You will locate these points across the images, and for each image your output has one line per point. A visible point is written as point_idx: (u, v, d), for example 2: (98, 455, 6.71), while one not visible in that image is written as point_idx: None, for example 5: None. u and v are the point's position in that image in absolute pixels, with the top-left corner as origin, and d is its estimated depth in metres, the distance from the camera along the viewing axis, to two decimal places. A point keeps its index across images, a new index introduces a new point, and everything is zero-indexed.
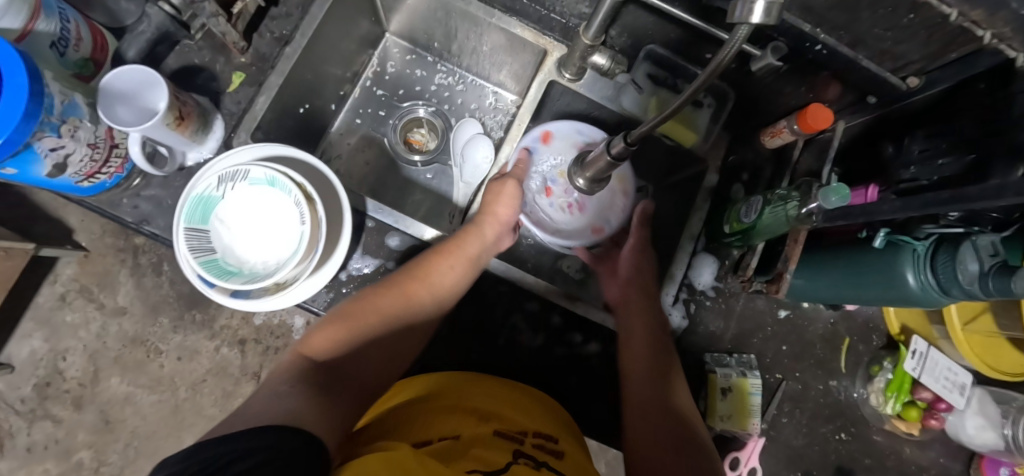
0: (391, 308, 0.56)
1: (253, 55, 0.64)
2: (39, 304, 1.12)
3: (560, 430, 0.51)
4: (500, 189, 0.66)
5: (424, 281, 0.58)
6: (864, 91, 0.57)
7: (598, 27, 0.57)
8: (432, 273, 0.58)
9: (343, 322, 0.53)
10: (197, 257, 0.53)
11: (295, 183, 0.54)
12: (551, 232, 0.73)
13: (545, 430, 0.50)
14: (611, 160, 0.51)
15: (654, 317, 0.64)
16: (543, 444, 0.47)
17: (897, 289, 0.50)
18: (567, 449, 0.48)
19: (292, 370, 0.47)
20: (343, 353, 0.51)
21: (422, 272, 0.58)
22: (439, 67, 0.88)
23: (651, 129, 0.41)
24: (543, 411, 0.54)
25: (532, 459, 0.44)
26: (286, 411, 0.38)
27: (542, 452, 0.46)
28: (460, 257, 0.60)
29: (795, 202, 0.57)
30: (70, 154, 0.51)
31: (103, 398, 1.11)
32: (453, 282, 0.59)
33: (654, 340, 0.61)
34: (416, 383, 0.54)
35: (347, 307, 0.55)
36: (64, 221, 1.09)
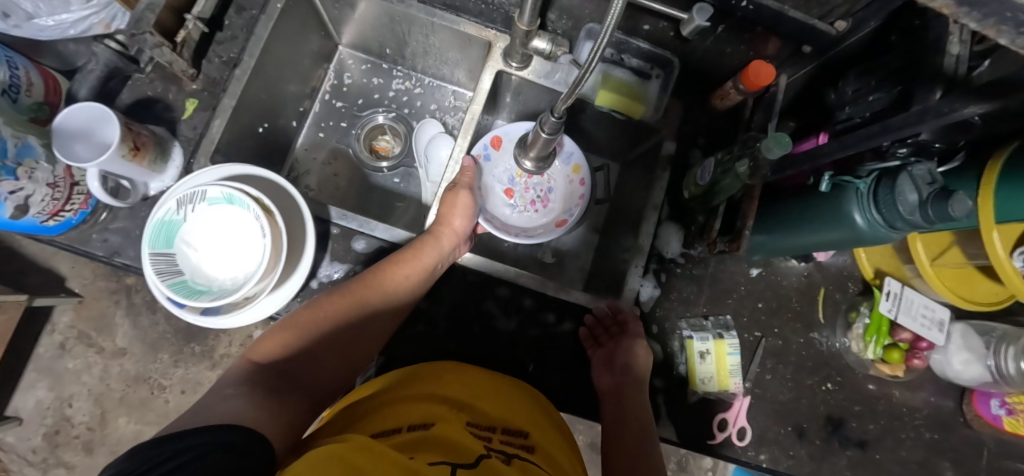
0: (346, 317, 0.57)
1: (204, 80, 0.66)
2: (39, 355, 1.13)
3: (534, 422, 0.52)
4: (454, 201, 0.67)
5: (378, 290, 0.58)
6: (798, 42, 0.58)
7: (531, 11, 0.59)
8: (386, 282, 0.59)
9: (295, 329, 0.54)
10: (165, 280, 0.54)
11: (252, 198, 0.54)
12: (518, 233, 0.74)
13: (518, 427, 0.50)
14: (546, 136, 0.53)
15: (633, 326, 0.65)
16: (515, 440, 0.47)
17: (848, 229, 0.50)
18: (538, 442, 0.49)
19: (240, 373, 0.49)
20: (291, 358, 0.53)
21: (376, 281, 0.59)
22: (396, 72, 0.89)
23: (571, 99, 0.43)
24: (523, 404, 0.54)
25: (503, 452, 0.44)
26: (239, 418, 0.41)
27: (514, 446, 0.46)
28: (415, 267, 0.61)
29: (744, 159, 0.57)
30: (31, 195, 0.53)
31: (113, 440, 1.13)
32: (407, 291, 0.60)
33: (625, 351, 0.63)
34: (397, 373, 0.55)
35: (299, 315, 0.56)
36: (56, 270, 1.11)
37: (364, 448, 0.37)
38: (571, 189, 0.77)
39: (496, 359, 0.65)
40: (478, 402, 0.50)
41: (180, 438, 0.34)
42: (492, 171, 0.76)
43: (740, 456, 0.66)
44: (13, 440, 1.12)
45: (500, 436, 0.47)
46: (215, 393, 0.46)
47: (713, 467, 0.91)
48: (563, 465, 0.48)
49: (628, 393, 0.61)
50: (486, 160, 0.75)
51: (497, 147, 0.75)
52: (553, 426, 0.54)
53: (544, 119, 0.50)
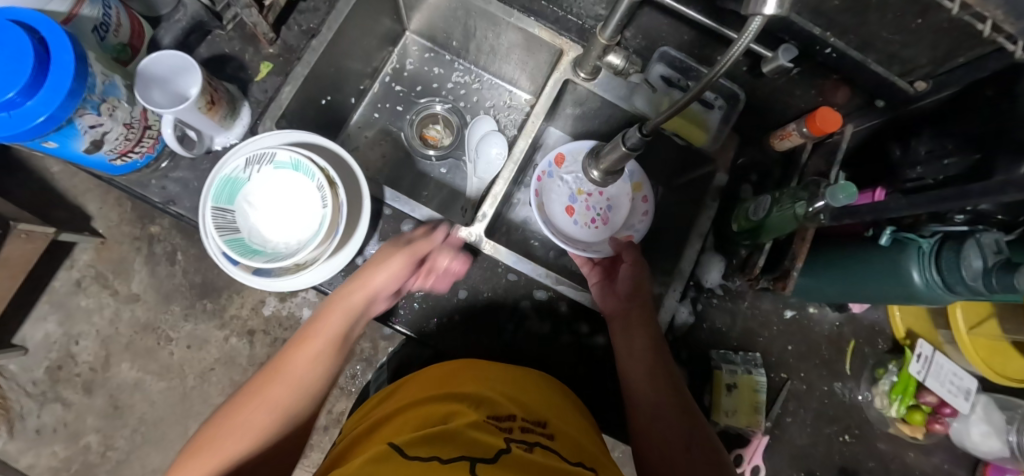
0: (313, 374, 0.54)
1: (280, 46, 0.67)
2: (56, 289, 1.18)
3: (554, 407, 0.52)
4: (383, 257, 0.58)
5: (292, 372, 0.53)
6: (872, 95, 0.60)
7: (614, 27, 0.59)
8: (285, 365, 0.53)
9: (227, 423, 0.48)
10: (222, 235, 0.55)
11: (318, 168, 0.56)
12: (587, 249, 0.73)
13: (536, 414, 0.50)
14: (626, 150, 0.54)
15: (640, 273, 0.65)
16: (536, 428, 0.47)
17: (904, 286, 0.51)
18: (558, 429, 0.49)
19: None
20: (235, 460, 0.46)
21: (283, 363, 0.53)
22: (457, 65, 0.90)
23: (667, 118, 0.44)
24: (545, 393, 0.54)
25: (524, 441, 0.44)
26: None
27: (534, 435, 0.46)
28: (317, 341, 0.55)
29: (803, 201, 0.58)
30: (108, 132, 0.53)
31: (112, 386, 1.18)
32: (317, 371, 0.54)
33: (636, 282, 0.64)
34: (423, 372, 0.56)
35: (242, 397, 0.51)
36: (86, 209, 1.22)
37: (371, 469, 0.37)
38: (631, 206, 0.78)
39: (525, 361, 0.65)
40: (494, 393, 0.51)
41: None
42: (555, 188, 0.76)
43: None
44: (14, 369, 1.18)
45: (518, 424, 0.47)
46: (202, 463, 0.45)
47: None
48: (584, 448, 0.48)
49: (636, 319, 0.61)
50: (550, 177, 0.76)
51: (560, 163, 0.76)
52: (571, 407, 0.55)
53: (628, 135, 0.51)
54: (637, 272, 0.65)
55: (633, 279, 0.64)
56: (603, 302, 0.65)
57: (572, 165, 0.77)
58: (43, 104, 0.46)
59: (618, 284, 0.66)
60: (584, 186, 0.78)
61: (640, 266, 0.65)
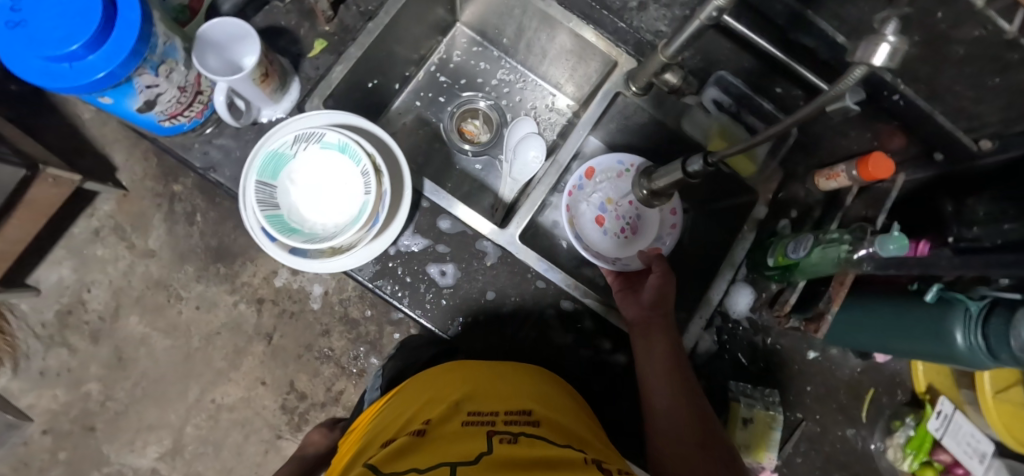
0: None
1: (337, 25, 0.66)
2: (73, 235, 1.30)
3: (541, 395, 0.55)
4: None
5: None
6: (930, 146, 0.58)
7: (679, 47, 0.58)
8: None
9: None
10: (264, 210, 0.54)
11: (366, 153, 0.56)
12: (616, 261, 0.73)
13: (520, 404, 0.54)
14: (684, 175, 0.53)
15: (667, 283, 0.63)
16: (519, 418, 0.51)
17: (944, 346, 0.50)
18: (543, 417, 0.52)
19: None
20: None
21: None
22: (503, 63, 0.89)
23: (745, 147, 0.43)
24: (533, 385, 0.58)
25: (508, 433, 0.48)
26: None
27: (518, 425, 0.50)
28: None
29: (847, 245, 0.58)
30: (162, 94, 0.53)
31: (120, 336, 1.30)
32: None
33: (661, 293, 0.62)
34: (415, 384, 0.60)
35: None
36: (110, 159, 1.30)
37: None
38: (661, 218, 0.77)
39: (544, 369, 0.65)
40: (473, 392, 0.55)
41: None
42: (585, 198, 0.76)
43: None
44: (26, 309, 1.28)
45: (501, 420, 0.51)
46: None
47: None
48: (569, 431, 0.51)
49: (658, 328, 0.61)
50: (580, 189, 0.75)
51: (589, 176, 0.75)
52: (562, 394, 0.59)
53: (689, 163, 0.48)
54: (665, 283, 0.63)
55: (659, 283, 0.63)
56: (628, 310, 0.64)
57: (602, 177, 0.76)
58: (105, 60, 0.46)
59: (643, 292, 0.64)
60: (614, 197, 0.77)
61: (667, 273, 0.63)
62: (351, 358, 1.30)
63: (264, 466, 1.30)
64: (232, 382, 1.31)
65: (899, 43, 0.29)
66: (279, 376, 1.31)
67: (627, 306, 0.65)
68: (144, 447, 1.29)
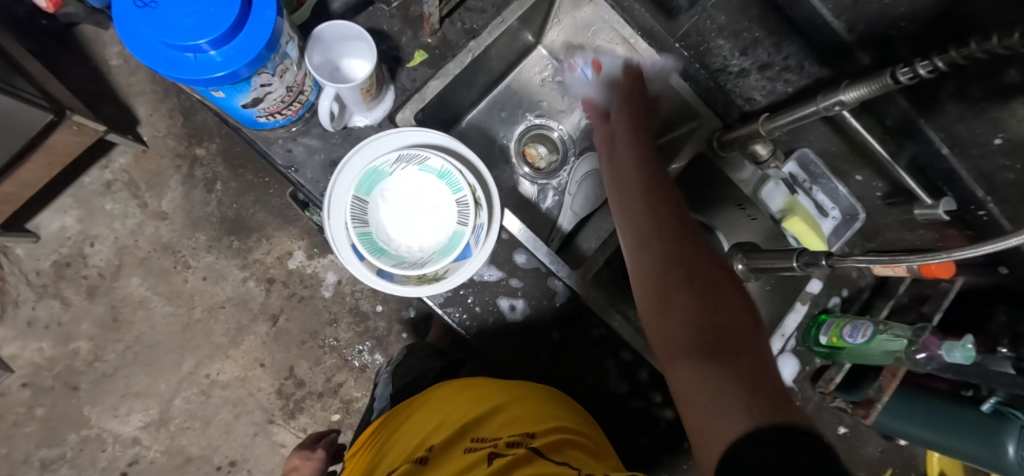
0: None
1: (440, 39, 0.65)
2: (83, 184, 1.24)
3: (540, 415, 0.53)
4: None
5: None
6: (997, 260, 0.60)
7: (782, 123, 0.59)
8: None
9: None
10: (356, 227, 0.53)
11: (467, 184, 0.55)
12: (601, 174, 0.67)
13: (527, 426, 0.52)
14: (794, 264, 0.53)
15: (653, 176, 0.54)
16: (521, 440, 0.49)
17: (992, 456, 0.53)
18: (541, 438, 0.50)
19: None
20: None
21: None
22: (576, 91, 0.88)
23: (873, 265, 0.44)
24: (536, 404, 0.56)
25: (505, 451, 0.47)
26: None
27: (519, 446, 0.48)
28: None
29: (903, 340, 0.60)
30: (271, 92, 0.50)
31: (117, 295, 1.25)
32: None
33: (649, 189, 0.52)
34: (425, 404, 0.59)
35: None
36: (133, 111, 1.25)
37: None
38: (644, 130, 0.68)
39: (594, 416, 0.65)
40: (486, 415, 0.54)
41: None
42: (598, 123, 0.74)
43: None
44: (21, 254, 1.21)
45: (505, 442, 0.49)
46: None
47: None
48: (569, 447, 0.49)
49: (652, 225, 0.49)
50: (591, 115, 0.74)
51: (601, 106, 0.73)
52: (570, 415, 0.56)
53: (807, 253, 0.51)
54: (645, 175, 0.54)
55: (672, 205, 0.51)
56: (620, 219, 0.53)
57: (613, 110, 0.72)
58: (229, 59, 0.44)
59: (629, 193, 0.53)
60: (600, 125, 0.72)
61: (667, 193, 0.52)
62: (355, 352, 1.29)
63: (251, 450, 1.27)
64: (229, 360, 1.27)
65: None
66: (279, 360, 1.28)
67: (623, 215, 0.53)
68: (127, 414, 1.24)
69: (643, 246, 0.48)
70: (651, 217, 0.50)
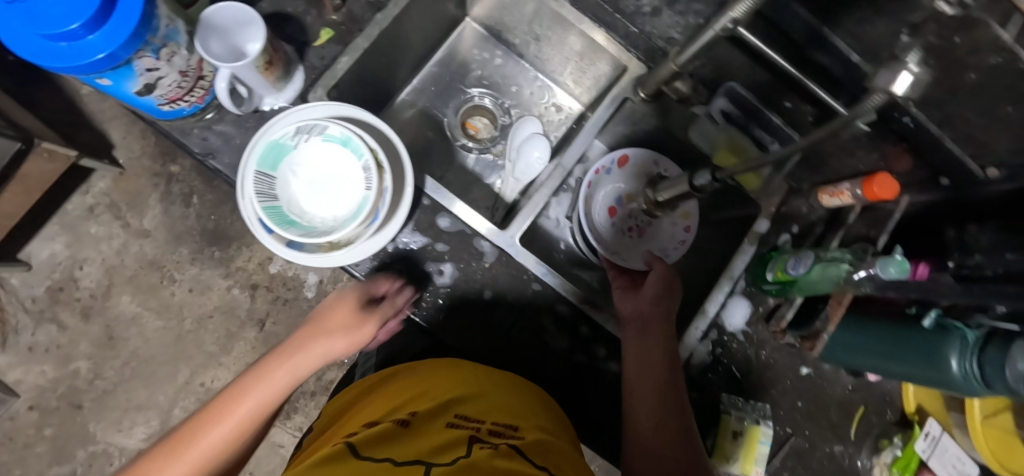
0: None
1: (345, 14, 0.65)
2: (68, 211, 1.29)
3: (527, 410, 0.52)
4: None
5: (185, 461, 0.48)
6: (937, 171, 0.57)
7: (690, 56, 0.58)
8: (193, 440, 0.48)
9: (164, 463, 0.47)
10: (261, 201, 0.54)
11: (368, 148, 0.55)
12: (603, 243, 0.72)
13: (512, 418, 0.50)
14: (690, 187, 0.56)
15: (666, 306, 0.61)
16: (505, 431, 0.48)
17: (938, 373, 0.50)
18: (527, 435, 0.48)
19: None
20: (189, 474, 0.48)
21: (185, 441, 0.48)
22: (510, 58, 0.87)
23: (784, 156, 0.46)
24: (523, 396, 0.55)
25: (487, 441, 0.45)
26: None
27: (501, 438, 0.47)
28: (232, 422, 0.50)
29: (847, 264, 0.58)
30: (163, 77, 0.52)
31: (111, 314, 1.29)
32: (219, 438, 0.49)
33: (666, 334, 0.59)
34: (404, 372, 0.58)
35: (202, 417, 0.50)
36: (107, 136, 1.27)
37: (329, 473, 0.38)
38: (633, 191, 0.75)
39: (536, 374, 0.64)
40: (468, 395, 0.52)
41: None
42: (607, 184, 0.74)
43: None
44: (17, 283, 1.27)
45: (486, 427, 0.48)
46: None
47: None
48: (556, 450, 0.48)
49: (655, 325, 0.59)
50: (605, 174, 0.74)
51: (620, 164, 0.74)
52: (550, 411, 0.55)
53: (697, 174, 0.53)
54: (667, 345, 0.59)
55: (669, 336, 0.60)
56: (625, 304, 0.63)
57: (632, 168, 0.75)
58: (106, 41, 0.45)
59: (642, 289, 0.63)
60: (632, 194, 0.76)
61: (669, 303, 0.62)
62: None
63: None
64: (222, 367, 1.30)
65: (917, 74, 0.33)
66: None
67: (629, 305, 0.63)
68: (130, 427, 1.28)
69: (648, 357, 0.58)
70: (667, 347, 0.59)
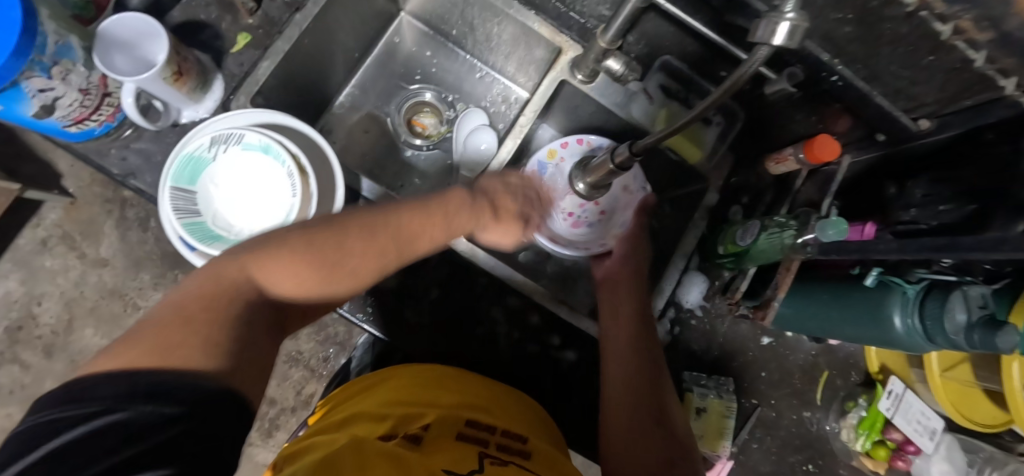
0: (242, 312, 0.38)
1: (262, 17, 0.63)
2: (19, 246, 1.06)
3: (536, 429, 0.51)
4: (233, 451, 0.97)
5: (345, 265, 0.45)
6: (874, 128, 0.56)
7: (616, 30, 0.57)
8: (347, 250, 0.44)
9: (308, 256, 0.43)
10: (181, 218, 0.52)
11: (289, 153, 0.53)
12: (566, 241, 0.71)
13: (518, 429, 0.49)
14: (613, 167, 0.50)
15: (642, 259, 0.67)
16: (512, 445, 0.46)
17: (883, 331, 0.49)
18: (535, 449, 0.47)
19: (223, 295, 0.38)
20: (296, 293, 0.43)
21: (332, 242, 0.44)
22: (449, 50, 0.86)
23: (665, 136, 0.41)
24: (525, 412, 0.54)
25: (498, 457, 0.43)
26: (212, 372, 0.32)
27: (510, 453, 0.45)
28: (393, 247, 0.47)
29: (792, 230, 0.57)
30: (60, 97, 0.51)
31: (75, 349, 1.05)
32: (355, 272, 0.46)
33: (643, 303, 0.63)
34: (423, 370, 0.53)
35: (308, 228, 0.44)
36: (53, 165, 1.03)
37: (364, 470, 0.35)
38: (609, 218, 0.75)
39: (493, 368, 0.64)
40: (472, 406, 0.50)
41: (96, 411, 0.26)
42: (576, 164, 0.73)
43: None
44: None
45: (495, 439, 0.46)
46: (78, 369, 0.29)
47: None
48: (560, 466, 0.46)
49: (626, 281, 0.65)
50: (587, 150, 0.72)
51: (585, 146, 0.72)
52: (548, 429, 0.53)
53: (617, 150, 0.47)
54: (637, 295, 0.63)
55: (642, 297, 0.64)
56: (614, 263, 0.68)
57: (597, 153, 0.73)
58: None
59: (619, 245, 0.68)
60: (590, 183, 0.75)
61: (644, 302, 0.63)
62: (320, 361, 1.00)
63: None
64: None
65: (799, 20, 0.31)
66: None
67: (616, 273, 0.67)
68: None
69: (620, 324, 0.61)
70: (638, 317, 0.62)
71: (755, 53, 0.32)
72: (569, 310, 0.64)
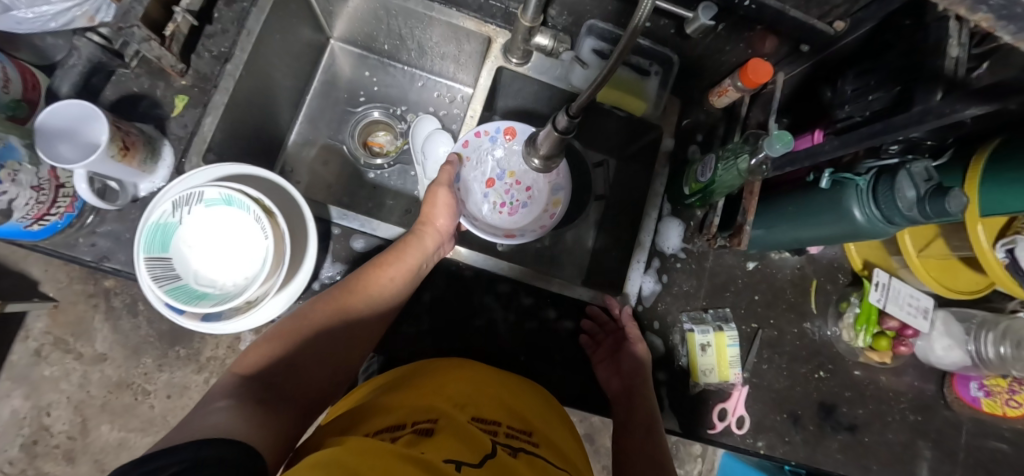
0: (234, 390, 0.46)
1: (193, 76, 0.63)
2: (13, 363, 1.01)
3: (539, 419, 0.52)
4: None
5: (316, 324, 0.54)
6: (797, 41, 0.59)
7: (535, 8, 0.60)
8: (309, 319, 0.54)
9: (277, 339, 0.53)
10: (162, 285, 0.52)
11: (252, 199, 0.53)
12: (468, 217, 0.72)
13: (526, 423, 0.50)
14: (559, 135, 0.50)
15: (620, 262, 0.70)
16: (520, 435, 0.47)
17: (846, 224, 0.52)
18: (542, 443, 0.48)
19: (225, 388, 0.47)
20: (280, 365, 0.51)
21: (297, 323, 0.54)
22: (386, 65, 0.87)
23: (589, 100, 0.41)
24: (527, 396, 0.55)
25: (509, 445, 0.44)
26: (224, 432, 0.39)
27: (519, 441, 0.46)
28: (351, 296, 0.57)
29: (745, 155, 0.58)
30: (14, 198, 0.53)
31: (96, 448, 1.02)
32: (324, 332, 0.54)
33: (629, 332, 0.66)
34: (399, 372, 0.55)
35: (283, 324, 0.54)
36: (28, 273, 1.00)
37: (364, 456, 0.36)
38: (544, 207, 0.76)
39: (499, 356, 0.66)
40: (479, 397, 0.50)
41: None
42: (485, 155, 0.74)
43: (739, 444, 0.68)
44: None
45: (504, 428, 0.47)
46: (205, 406, 0.44)
47: (702, 452, 1.05)
48: (567, 463, 0.47)
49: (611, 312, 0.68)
50: (489, 141, 0.74)
51: (509, 136, 0.74)
52: (552, 413, 0.55)
53: (557, 117, 0.48)
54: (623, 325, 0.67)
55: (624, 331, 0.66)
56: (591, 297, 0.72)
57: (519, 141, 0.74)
58: None
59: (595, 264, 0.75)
60: (517, 171, 0.76)
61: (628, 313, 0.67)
62: None
63: None
64: None
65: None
66: None
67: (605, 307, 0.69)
68: None
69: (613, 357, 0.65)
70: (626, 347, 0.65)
71: (638, 11, 0.32)
72: (557, 281, 0.67)
